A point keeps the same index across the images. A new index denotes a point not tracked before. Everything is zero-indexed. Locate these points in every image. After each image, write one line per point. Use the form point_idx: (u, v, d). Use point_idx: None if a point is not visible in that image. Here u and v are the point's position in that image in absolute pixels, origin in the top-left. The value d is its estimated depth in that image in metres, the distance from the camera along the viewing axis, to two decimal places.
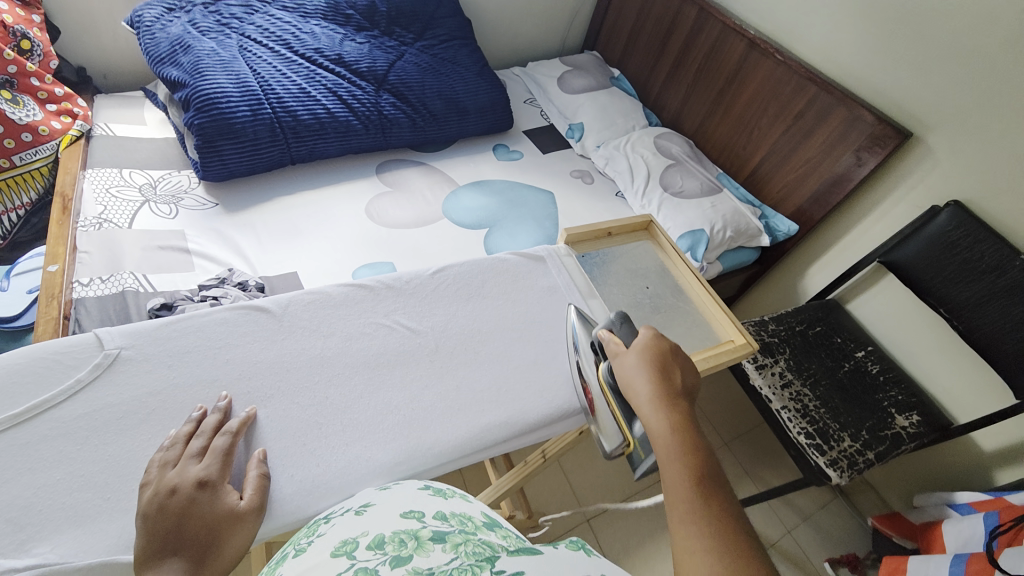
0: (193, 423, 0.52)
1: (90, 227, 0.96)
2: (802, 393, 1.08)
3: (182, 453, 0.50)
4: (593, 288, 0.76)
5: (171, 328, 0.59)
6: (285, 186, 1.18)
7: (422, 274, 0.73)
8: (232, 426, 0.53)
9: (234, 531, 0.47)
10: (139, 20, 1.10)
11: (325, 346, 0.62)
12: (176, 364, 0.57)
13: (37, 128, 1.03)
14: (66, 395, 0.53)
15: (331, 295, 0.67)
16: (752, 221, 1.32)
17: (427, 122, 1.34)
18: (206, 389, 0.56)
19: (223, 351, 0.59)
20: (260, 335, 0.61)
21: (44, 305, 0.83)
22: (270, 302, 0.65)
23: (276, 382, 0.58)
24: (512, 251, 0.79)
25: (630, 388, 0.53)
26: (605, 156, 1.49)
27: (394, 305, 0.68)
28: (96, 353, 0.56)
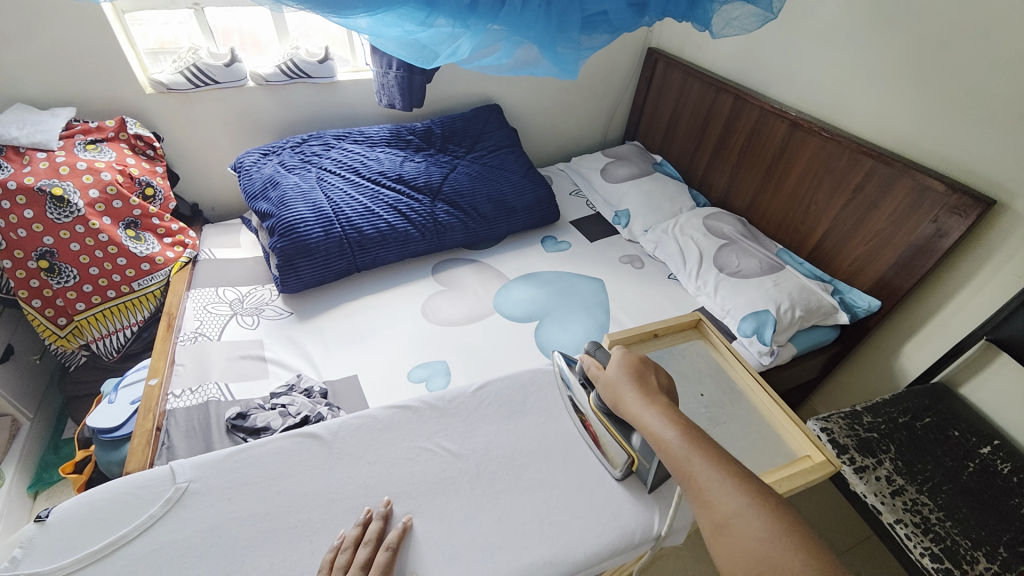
0: (360, 528, 0.57)
1: (187, 341, 1.10)
2: (919, 502, 0.91)
3: (350, 560, 0.54)
4: None
5: (234, 459, 0.63)
6: (351, 293, 1.29)
7: (464, 393, 0.74)
8: (392, 540, 0.55)
9: None
10: (241, 165, 1.32)
11: (375, 468, 0.64)
12: (235, 496, 0.60)
13: (154, 258, 1.22)
14: (138, 531, 0.56)
15: (378, 418, 0.69)
16: (824, 298, 1.22)
17: (478, 223, 1.44)
18: (264, 516, 0.58)
19: (277, 482, 0.61)
20: (311, 464, 0.64)
21: (141, 417, 0.93)
22: (323, 428, 0.68)
23: (321, 515, 0.59)
24: (554, 362, 0.79)
25: (618, 395, 0.61)
26: (653, 241, 1.49)
27: (440, 423, 0.70)
28: (168, 488, 0.60)
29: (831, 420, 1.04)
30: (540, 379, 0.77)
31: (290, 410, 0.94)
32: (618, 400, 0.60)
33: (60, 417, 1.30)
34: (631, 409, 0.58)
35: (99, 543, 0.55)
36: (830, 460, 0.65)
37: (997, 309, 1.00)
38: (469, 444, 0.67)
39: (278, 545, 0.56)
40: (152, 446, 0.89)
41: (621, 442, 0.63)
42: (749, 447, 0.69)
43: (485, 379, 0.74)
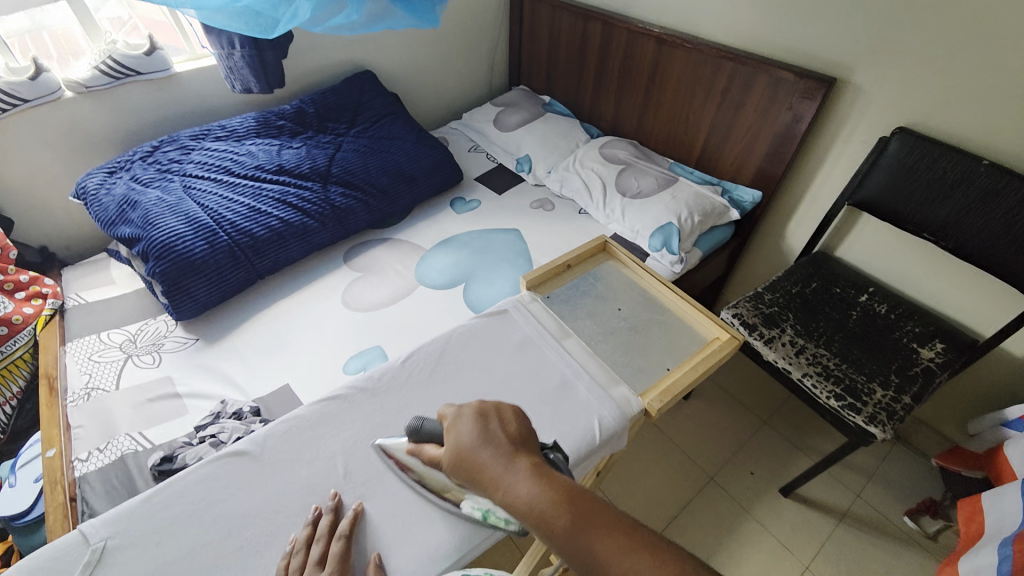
0: (311, 526, 0.56)
1: (79, 400, 0.97)
2: (819, 354, 1.05)
3: (305, 561, 0.53)
4: (565, 327, 0.76)
5: (154, 502, 0.58)
6: (260, 302, 1.19)
7: (391, 367, 0.72)
8: (344, 528, 0.55)
9: None
10: (84, 191, 1.14)
11: (322, 467, 0.61)
12: (165, 538, 0.55)
13: (9, 318, 1.05)
14: None
15: (307, 417, 0.66)
16: (716, 200, 1.32)
17: (380, 200, 1.37)
18: (213, 548, 0.54)
19: (214, 507, 0.58)
20: (245, 483, 0.60)
21: (49, 493, 0.82)
22: (252, 442, 0.63)
23: (271, 528, 0.56)
24: (476, 316, 0.77)
25: (472, 467, 0.51)
26: (558, 180, 1.51)
27: (380, 405, 0.68)
28: (85, 550, 0.55)
29: (740, 305, 1.15)
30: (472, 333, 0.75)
31: (221, 438, 0.87)
32: (474, 474, 0.50)
33: None
34: (494, 486, 0.49)
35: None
36: (735, 336, 0.73)
37: (853, 175, 1.13)
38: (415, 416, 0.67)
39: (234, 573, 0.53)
40: (72, 518, 0.79)
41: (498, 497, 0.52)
42: (667, 344, 0.75)
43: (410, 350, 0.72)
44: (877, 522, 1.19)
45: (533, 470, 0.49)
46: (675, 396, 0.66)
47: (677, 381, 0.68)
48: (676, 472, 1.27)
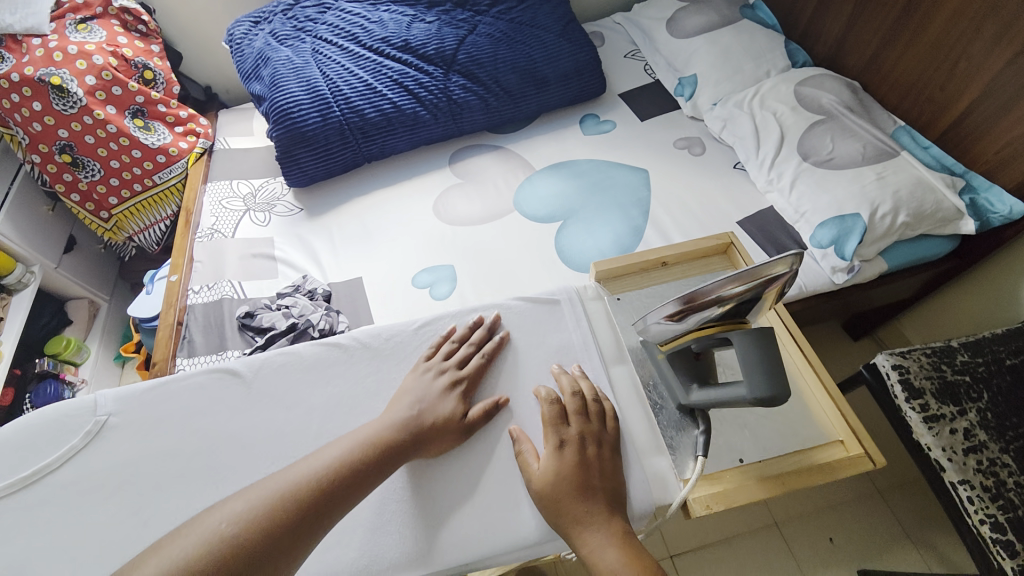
0: (470, 328, 0.66)
1: (204, 238, 1.11)
2: (999, 462, 0.75)
3: (453, 351, 0.64)
4: (620, 351, 0.65)
5: (157, 392, 0.62)
6: (362, 187, 1.19)
7: (406, 329, 0.68)
8: (489, 347, 0.64)
9: (438, 438, 0.56)
10: (232, 38, 1.21)
11: (337, 394, 0.62)
12: (149, 433, 0.59)
13: (167, 150, 1.20)
14: (62, 461, 0.57)
15: (302, 356, 0.65)
16: (947, 198, 0.92)
17: (502, 101, 1.22)
18: (224, 440, 0.59)
19: (190, 419, 0.60)
20: (227, 401, 0.62)
21: (165, 312, 0.98)
22: (243, 364, 0.64)
23: (263, 447, 0.59)
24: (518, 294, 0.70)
25: (557, 495, 0.50)
26: (721, 118, 1.17)
27: (400, 355, 0.65)
28: (89, 419, 0.60)
29: (911, 357, 0.82)
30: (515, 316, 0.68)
31: (293, 311, 0.94)
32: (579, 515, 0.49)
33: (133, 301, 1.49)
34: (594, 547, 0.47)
35: (49, 459, 0.57)
36: (868, 456, 0.57)
37: None
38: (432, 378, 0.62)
39: (233, 470, 0.57)
40: (174, 340, 0.94)
41: (673, 371, 0.57)
42: (756, 425, 0.60)
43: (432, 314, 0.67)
44: None
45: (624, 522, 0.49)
46: (727, 506, 0.54)
47: (745, 491, 0.54)
48: None
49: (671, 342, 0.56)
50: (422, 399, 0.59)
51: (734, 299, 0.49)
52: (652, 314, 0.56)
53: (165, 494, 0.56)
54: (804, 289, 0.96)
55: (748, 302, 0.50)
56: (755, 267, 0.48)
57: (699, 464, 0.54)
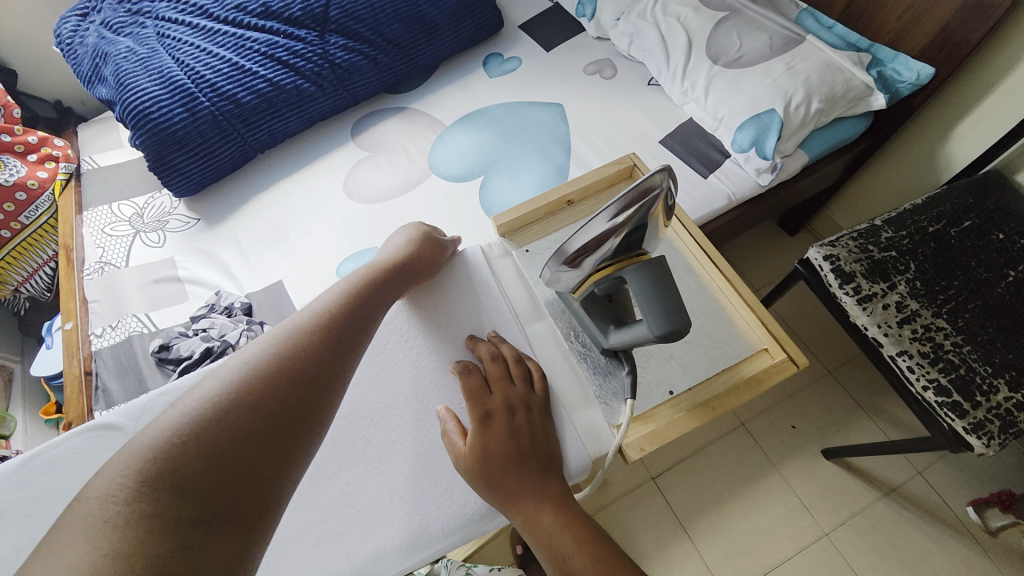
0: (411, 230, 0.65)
1: (94, 273, 0.99)
2: (934, 327, 0.78)
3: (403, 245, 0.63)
4: (539, 308, 0.63)
5: (25, 470, 0.55)
6: (261, 181, 1.08)
7: None
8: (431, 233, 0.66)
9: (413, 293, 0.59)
10: (59, 38, 1.03)
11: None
12: (35, 512, 0.53)
13: (25, 184, 1.05)
14: None
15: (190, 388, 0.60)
16: (855, 75, 0.90)
17: (393, 56, 1.10)
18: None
19: (84, 485, 0.54)
20: None
21: (68, 365, 0.89)
22: (121, 415, 0.58)
23: None
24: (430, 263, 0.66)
25: (489, 469, 0.46)
26: (628, 32, 1.09)
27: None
28: None
29: (839, 245, 0.84)
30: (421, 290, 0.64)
31: (211, 333, 0.86)
32: (507, 484, 0.45)
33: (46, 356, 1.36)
34: (525, 510, 0.44)
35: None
36: (790, 360, 0.56)
37: None
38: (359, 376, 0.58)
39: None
40: (85, 393, 0.86)
41: (592, 318, 0.55)
42: (682, 354, 0.59)
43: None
44: (928, 503, 1.03)
45: (558, 482, 0.46)
46: (661, 445, 0.53)
47: (678, 428, 0.53)
48: None
49: (580, 288, 0.52)
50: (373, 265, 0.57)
51: (619, 233, 0.45)
52: (553, 263, 0.52)
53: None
54: (734, 197, 0.95)
55: (637, 232, 0.46)
56: (630, 191, 0.44)
57: (629, 407, 0.53)
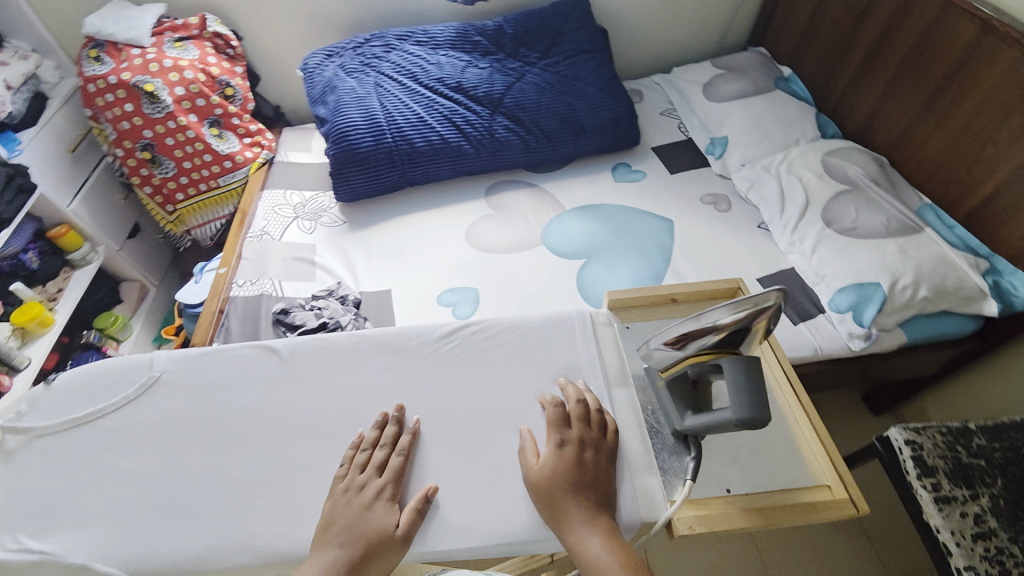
0: (377, 429, 0.61)
1: (254, 238, 1.21)
2: (1016, 557, 0.72)
3: (367, 459, 0.58)
4: (626, 375, 0.67)
5: (196, 361, 0.68)
6: (403, 208, 1.28)
7: (427, 334, 0.70)
8: (402, 442, 0.60)
9: (388, 550, 0.53)
10: (306, 67, 1.34)
11: (363, 388, 0.65)
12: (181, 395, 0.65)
13: (234, 157, 1.33)
14: (113, 407, 0.64)
15: (336, 344, 0.69)
16: (970, 278, 0.92)
17: (541, 143, 1.31)
18: (253, 410, 0.64)
19: (214, 391, 0.65)
20: (256, 376, 0.66)
21: (209, 300, 1.07)
22: (283, 343, 0.69)
23: (274, 433, 0.62)
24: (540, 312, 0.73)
25: (552, 491, 0.54)
26: (749, 178, 1.22)
27: (421, 355, 0.68)
28: (143, 373, 0.67)
29: (924, 434, 0.81)
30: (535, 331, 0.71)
31: (324, 314, 1.00)
32: (564, 509, 0.54)
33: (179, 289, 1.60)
34: (577, 533, 0.52)
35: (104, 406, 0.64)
36: (853, 502, 0.57)
37: None
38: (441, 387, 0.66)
39: (257, 442, 0.61)
40: (213, 326, 1.03)
41: (671, 399, 0.60)
42: (747, 461, 0.62)
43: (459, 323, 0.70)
44: None
45: (611, 518, 0.54)
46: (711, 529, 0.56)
47: (731, 521, 0.56)
48: (734, 565, 1.06)
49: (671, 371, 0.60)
50: (350, 518, 0.54)
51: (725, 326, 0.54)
52: (656, 340, 0.61)
53: (194, 453, 0.61)
54: (820, 350, 0.97)
55: (740, 333, 0.54)
56: (747, 298, 0.53)
57: (688, 488, 0.57)
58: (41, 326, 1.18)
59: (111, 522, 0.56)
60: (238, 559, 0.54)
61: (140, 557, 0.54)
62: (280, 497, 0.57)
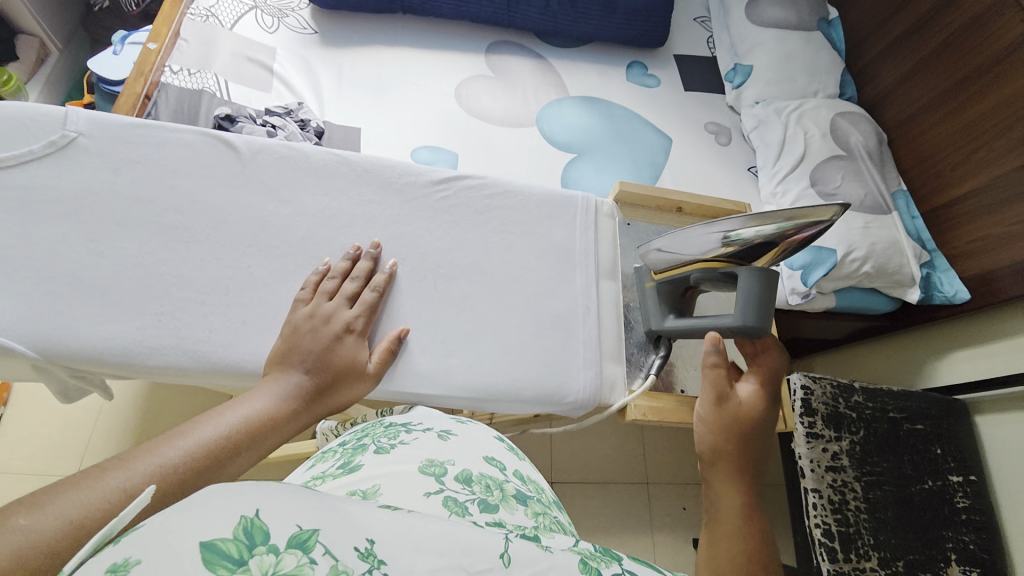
0: (350, 261, 0.62)
1: (197, 18, 0.97)
2: (851, 487, 0.89)
3: (337, 288, 0.60)
4: (614, 271, 0.73)
5: (132, 129, 0.62)
6: (389, 35, 1.09)
7: (416, 173, 0.70)
8: (379, 282, 0.62)
9: (356, 381, 0.56)
10: None
11: (326, 211, 0.65)
12: (123, 168, 0.60)
13: None
14: (18, 161, 0.58)
15: (306, 158, 0.66)
16: (909, 266, 1.00)
17: (562, 9, 1.15)
18: (198, 207, 0.61)
19: (171, 173, 0.62)
20: (220, 166, 0.63)
21: (131, 79, 0.86)
22: (243, 141, 0.65)
23: (238, 245, 0.61)
24: (541, 186, 0.73)
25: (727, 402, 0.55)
26: (757, 118, 1.17)
27: (407, 197, 0.68)
28: (56, 130, 0.59)
29: (818, 384, 0.92)
30: (535, 206, 0.72)
31: (278, 134, 0.87)
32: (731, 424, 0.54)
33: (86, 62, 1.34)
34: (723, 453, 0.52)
35: (1, 156, 0.57)
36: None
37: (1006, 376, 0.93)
38: (412, 246, 0.66)
39: (200, 243, 0.60)
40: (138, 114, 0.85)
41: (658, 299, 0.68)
42: None
43: (460, 172, 0.70)
44: None
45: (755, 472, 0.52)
46: (658, 418, 0.67)
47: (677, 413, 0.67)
48: (619, 454, 1.25)
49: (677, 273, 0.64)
50: (318, 344, 0.55)
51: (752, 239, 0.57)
52: (658, 242, 0.64)
53: (124, 242, 0.58)
54: None
55: (759, 249, 0.57)
56: (771, 214, 0.55)
57: (645, 381, 0.67)
58: None
59: (26, 294, 0.54)
60: (172, 358, 0.56)
61: (59, 338, 0.54)
62: (227, 307, 0.59)
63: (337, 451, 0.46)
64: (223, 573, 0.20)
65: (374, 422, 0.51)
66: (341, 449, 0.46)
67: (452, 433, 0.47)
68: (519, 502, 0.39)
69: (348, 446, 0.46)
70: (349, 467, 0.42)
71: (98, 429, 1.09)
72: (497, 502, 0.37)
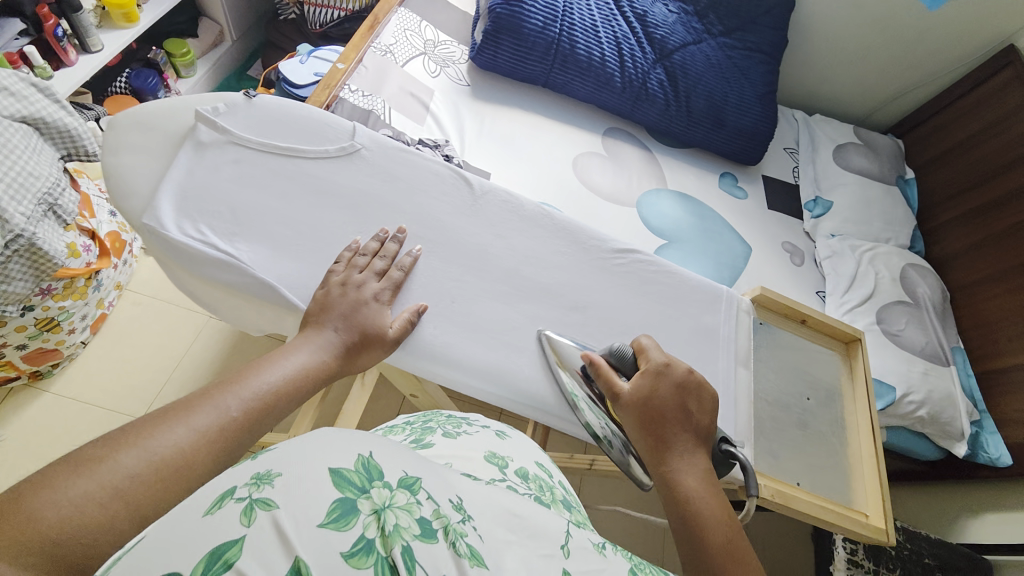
0: (378, 244, 0.71)
1: (377, 51, 1.13)
2: None
3: (368, 264, 0.69)
4: (750, 360, 0.79)
5: (387, 150, 0.78)
6: (528, 101, 1.24)
7: (573, 230, 0.81)
8: (404, 264, 0.70)
9: (378, 342, 0.65)
10: None
11: (498, 242, 0.76)
12: (384, 181, 0.77)
13: None
14: (316, 156, 0.75)
15: (510, 201, 0.80)
16: (960, 420, 1.05)
17: (679, 114, 1.28)
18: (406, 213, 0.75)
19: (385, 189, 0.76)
20: (430, 192, 0.77)
21: (319, 89, 1.01)
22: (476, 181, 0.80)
23: (417, 255, 0.72)
24: (685, 272, 0.82)
25: (647, 408, 0.61)
26: (832, 249, 1.26)
27: (559, 249, 0.79)
28: (345, 139, 0.77)
29: None
30: (686, 288, 0.81)
31: None
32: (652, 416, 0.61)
33: (252, 54, 1.53)
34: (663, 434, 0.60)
35: (307, 151, 0.75)
36: (883, 531, 0.72)
37: None
38: (557, 292, 0.76)
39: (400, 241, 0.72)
40: None
41: None
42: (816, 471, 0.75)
43: (637, 247, 0.80)
44: None
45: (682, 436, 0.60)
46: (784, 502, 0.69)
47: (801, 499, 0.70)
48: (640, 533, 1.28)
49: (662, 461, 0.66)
50: (348, 306, 0.64)
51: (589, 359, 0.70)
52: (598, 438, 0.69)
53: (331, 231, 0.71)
54: None
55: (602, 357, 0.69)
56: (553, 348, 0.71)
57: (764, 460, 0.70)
58: (124, 19, 1.16)
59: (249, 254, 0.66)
60: None
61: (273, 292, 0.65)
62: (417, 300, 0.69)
63: (405, 428, 0.59)
64: (351, 493, 0.32)
65: (434, 413, 0.65)
66: (409, 427, 0.59)
67: (506, 434, 0.59)
68: (564, 506, 0.51)
69: (417, 426, 0.59)
70: (420, 442, 0.54)
71: (172, 375, 1.18)
72: (545, 498, 0.49)
